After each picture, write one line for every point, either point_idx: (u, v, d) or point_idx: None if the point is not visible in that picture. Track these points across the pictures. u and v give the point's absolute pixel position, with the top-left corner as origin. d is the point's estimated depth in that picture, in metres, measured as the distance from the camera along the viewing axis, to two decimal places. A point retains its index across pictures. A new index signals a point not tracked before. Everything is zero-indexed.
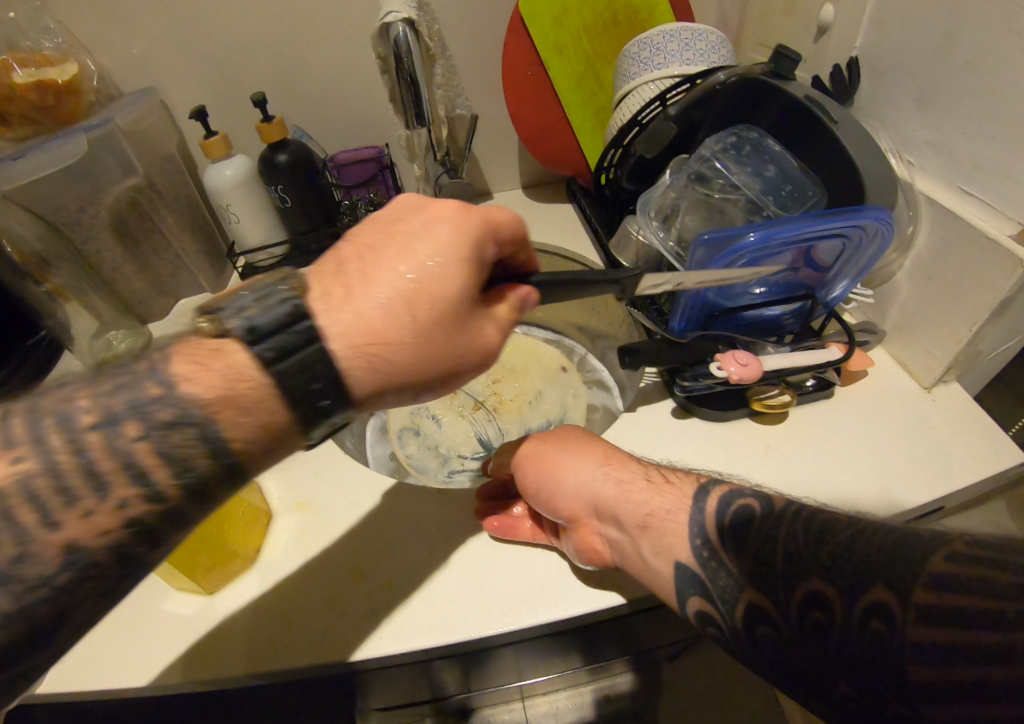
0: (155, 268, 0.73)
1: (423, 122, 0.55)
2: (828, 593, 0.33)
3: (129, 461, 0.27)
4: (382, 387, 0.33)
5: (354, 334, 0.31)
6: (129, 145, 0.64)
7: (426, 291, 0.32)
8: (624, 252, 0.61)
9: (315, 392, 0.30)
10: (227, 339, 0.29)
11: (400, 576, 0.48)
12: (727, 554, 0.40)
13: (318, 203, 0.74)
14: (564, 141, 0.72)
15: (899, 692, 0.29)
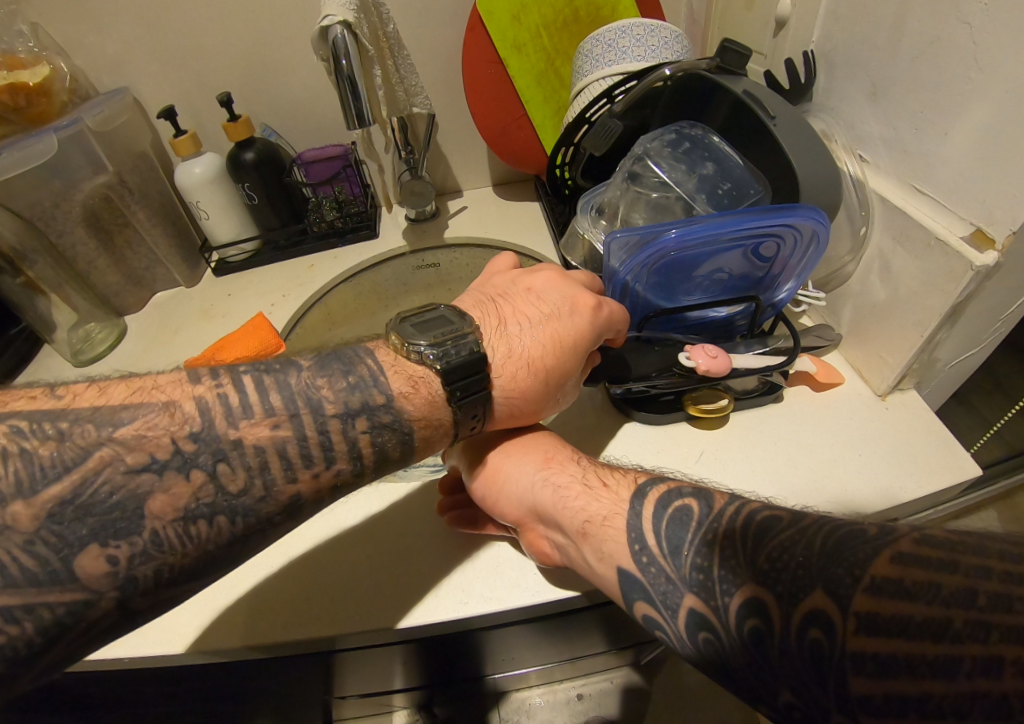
0: (129, 260, 0.76)
1: (364, 121, 0.55)
2: (769, 598, 0.31)
3: (355, 444, 0.36)
4: (509, 423, 0.45)
5: (508, 392, 0.42)
6: (97, 144, 0.67)
7: (559, 368, 0.44)
8: (571, 252, 0.60)
9: (470, 423, 0.41)
10: (431, 374, 0.39)
11: (345, 562, 0.49)
12: (665, 560, 0.38)
13: (286, 201, 0.76)
14: (525, 141, 0.72)
15: (839, 703, 0.27)
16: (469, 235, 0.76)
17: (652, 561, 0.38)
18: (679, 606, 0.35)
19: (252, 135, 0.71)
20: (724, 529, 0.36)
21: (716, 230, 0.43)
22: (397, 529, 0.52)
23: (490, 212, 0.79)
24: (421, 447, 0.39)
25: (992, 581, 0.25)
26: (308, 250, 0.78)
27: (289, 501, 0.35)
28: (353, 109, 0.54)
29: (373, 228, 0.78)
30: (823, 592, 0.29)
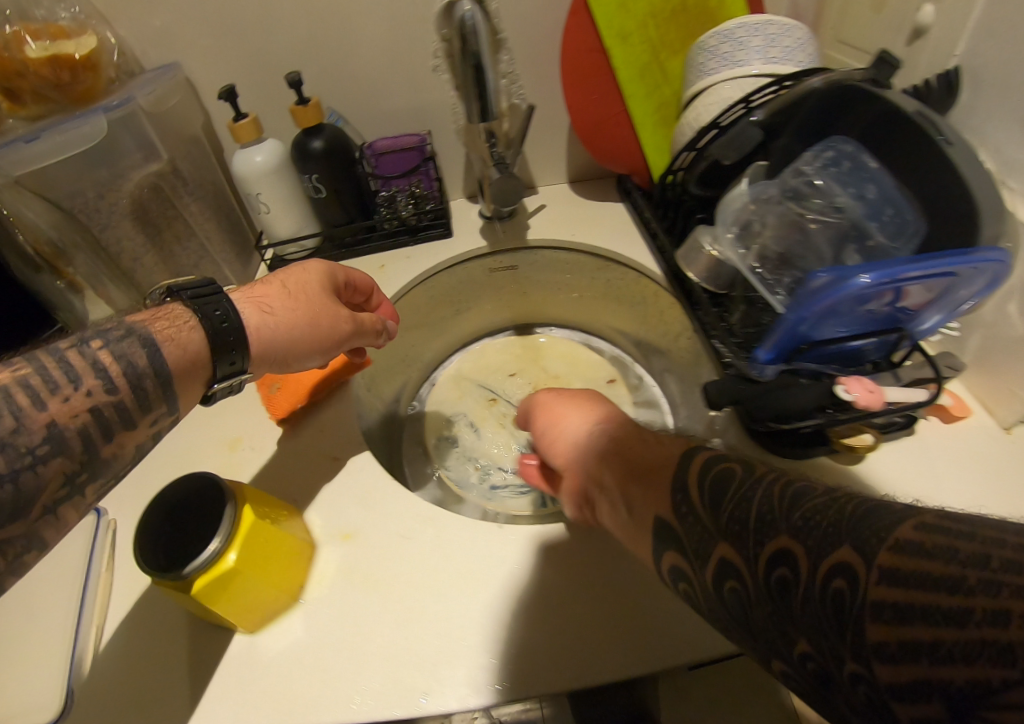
0: (178, 258, 0.68)
1: (486, 116, 0.49)
2: (797, 547, 0.26)
3: (96, 361, 0.38)
4: (265, 324, 0.48)
5: (253, 296, 0.50)
6: (151, 127, 0.60)
7: (298, 282, 0.53)
8: (691, 264, 0.56)
9: (219, 323, 0.45)
10: (175, 302, 0.45)
11: (468, 617, 0.43)
12: (702, 510, 0.33)
13: (356, 198, 0.69)
14: (621, 138, 0.67)
15: (854, 651, 0.23)
16: (565, 239, 0.68)
17: (689, 512, 0.34)
18: (710, 555, 0.31)
19: (322, 120, 0.65)
20: (756, 484, 0.31)
21: (899, 276, 0.40)
22: (525, 579, 0.45)
23: (572, 209, 0.73)
24: (174, 358, 0.41)
25: (1006, 548, 0.20)
26: (372, 250, 0.71)
27: (47, 433, 0.35)
28: (476, 102, 0.49)
29: (447, 227, 0.71)
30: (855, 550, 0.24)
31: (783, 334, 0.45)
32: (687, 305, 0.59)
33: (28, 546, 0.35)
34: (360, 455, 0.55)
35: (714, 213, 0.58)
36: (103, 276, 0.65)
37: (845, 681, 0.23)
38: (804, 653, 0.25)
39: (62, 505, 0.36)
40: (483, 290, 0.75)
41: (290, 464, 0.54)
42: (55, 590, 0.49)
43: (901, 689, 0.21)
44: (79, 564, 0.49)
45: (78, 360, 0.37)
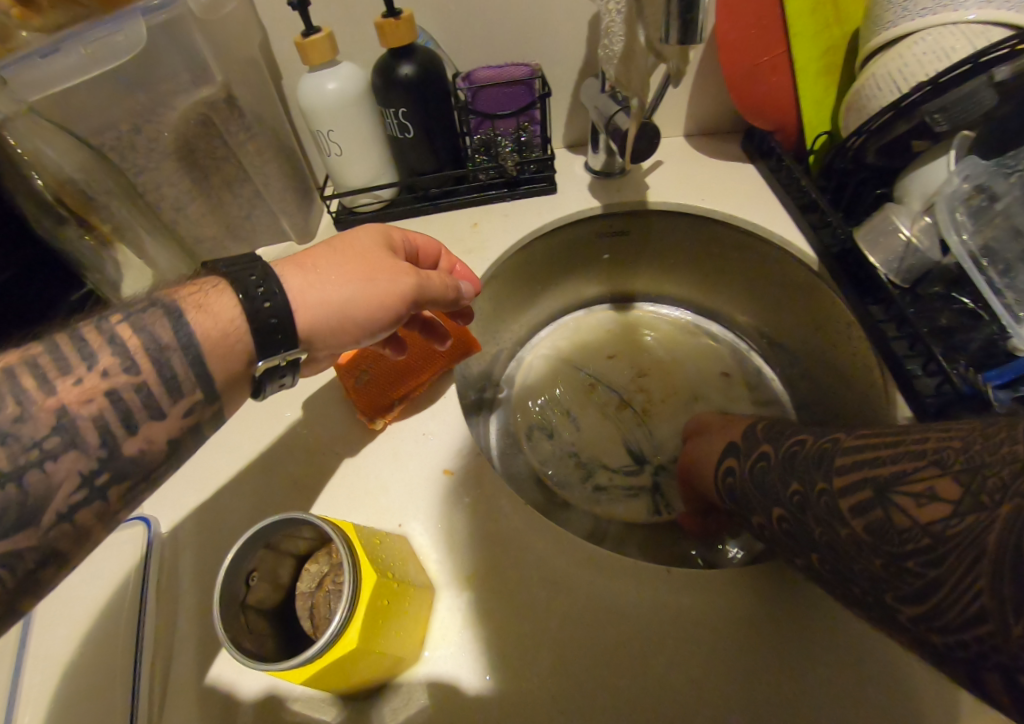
0: (227, 208, 0.56)
1: (685, 38, 0.37)
2: (810, 436, 0.39)
3: (114, 337, 0.28)
4: (311, 300, 0.33)
5: (293, 260, 0.35)
6: (202, 38, 0.45)
7: (349, 239, 0.38)
8: (875, 248, 0.49)
9: (255, 290, 0.31)
10: (201, 272, 0.33)
11: (631, 684, 0.36)
12: (761, 437, 0.43)
13: (448, 139, 0.56)
14: (775, 87, 0.55)
15: (826, 475, 0.35)
16: (691, 204, 0.58)
17: (753, 440, 0.44)
18: (754, 452, 0.42)
19: (413, 40, 0.51)
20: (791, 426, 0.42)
21: None
22: (695, 636, 0.38)
23: (696, 167, 0.62)
24: (205, 333, 0.30)
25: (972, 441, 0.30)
26: (463, 206, 0.59)
27: (57, 424, 0.26)
28: (679, 16, 0.36)
29: (553, 183, 0.59)
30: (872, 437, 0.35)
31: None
32: (852, 295, 0.51)
33: (47, 567, 0.26)
34: (477, 468, 0.45)
35: (898, 189, 0.50)
36: (135, 225, 0.51)
37: (816, 496, 0.35)
38: (795, 491, 0.36)
39: (84, 515, 0.27)
40: (580, 256, 0.64)
41: (392, 478, 0.45)
42: (95, 615, 0.40)
43: (857, 486, 0.33)
44: (121, 590, 0.40)
45: (94, 337, 0.28)
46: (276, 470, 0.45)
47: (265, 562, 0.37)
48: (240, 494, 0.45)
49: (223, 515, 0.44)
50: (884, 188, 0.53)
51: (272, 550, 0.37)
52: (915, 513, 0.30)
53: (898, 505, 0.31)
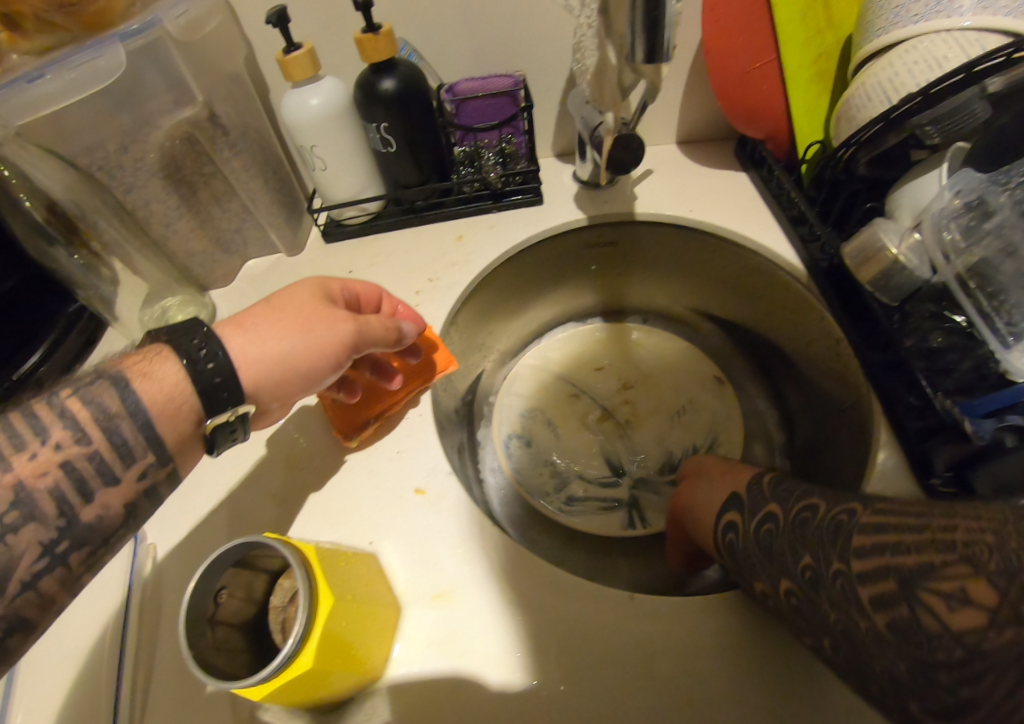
0: (216, 223, 0.57)
1: (653, 57, 0.36)
2: (820, 499, 0.36)
3: (63, 411, 0.30)
4: (253, 359, 0.35)
5: (234, 321, 0.37)
6: (180, 59, 0.46)
7: (285, 294, 0.39)
8: (863, 269, 0.46)
9: (198, 353, 0.33)
10: (147, 339, 0.35)
11: (593, 706, 0.37)
12: (766, 487, 0.41)
13: (432, 152, 0.56)
14: (767, 95, 0.54)
15: (840, 554, 0.32)
16: (678, 215, 0.57)
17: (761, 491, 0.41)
18: (760, 507, 0.39)
19: (393, 54, 0.50)
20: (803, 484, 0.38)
21: None
22: (661, 666, 0.38)
23: (688, 177, 0.60)
24: (151, 399, 0.32)
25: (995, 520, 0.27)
26: (448, 218, 0.59)
27: (14, 496, 0.28)
28: (643, 36, 0.35)
29: (540, 194, 0.58)
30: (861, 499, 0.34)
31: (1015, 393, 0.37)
32: (842, 312, 0.49)
33: (16, 636, 0.29)
34: (450, 489, 0.45)
35: (889, 201, 0.48)
36: (124, 243, 0.52)
37: (829, 576, 0.32)
38: (805, 565, 0.34)
39: (47, 583, 0.29)
40: (564, 266, 0.64)
41: (367, 496, 0.45)
42: (83, 637, 0.42)
43: (870, 572, 0.30)
44: (106, 614, 0.42)
45: (45, 412, 0.30)
46: (255, 485, 0.46)
47: (234, 579, 0.38)
48: (221, 508, 0.46)
49: (204, 529, 0.45)
50: (876, 199, 0.51)
51: (242, 569, 0.38)
52: (945, 617, 0.27)
53: (922, 602, 0.28)
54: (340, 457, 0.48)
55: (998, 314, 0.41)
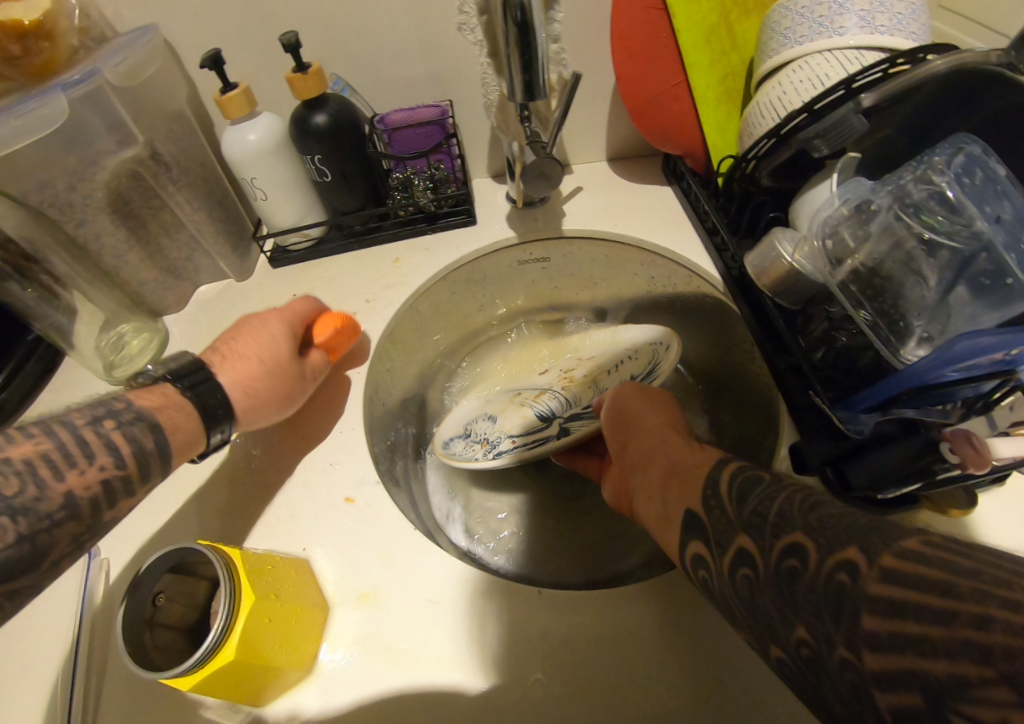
0: (166, 253, 0.60)
1: (532, 93, 0.40)
2: (807, 539, 0.26)
3: (109, 442, 0.36)
4: (247, 408, 0.45)
5: (236, 369, 0.45)
6: (120, 103, 0.50)
7: (278, 345, 0.47)
8: (763, 273, 0.48)
9: (212, 399, 0.42)
10: (165, 380, 0.41)
11: (507, 689, 0.39)
12: (729, 504, 0.33)
13: (367, 179, 0.59)
14: (679, 115, 0.57)
15: (846, 640, 0.23)
16: (603, 230, 0.61)
17: (717, 502, 0.34)
18: (728, 545, 0.31)
19: (324, 90, 0.54)
20: (782, 492, 0.31)
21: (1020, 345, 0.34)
22: (573, 657, 0.40)
23: (615, 193, 0.63)
24: (179, 443, 0.40)
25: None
26: (387, 241, 0.62)
27: (65, 501, 0.33)
28: (520, 76, 0.39)
29: (472, 214, 0.61)
30: (801, 488, 0.31)
31: (881, 387, 0.40)
32: (752, 317, 0.52)
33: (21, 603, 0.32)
34: (378, 498, 0.48)
35: (790, 213, 0.51)
36: (75, 275, 0.55)
37: (833, 666, 0.24)
38: (799, 641, 0.26)
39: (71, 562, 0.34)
40: (502, 276, 0.66)
41: (300, 506, 0.48)
42: (36, 648, 0.44)
43: (889, 678, 0.21)
44: (64, 628, 0.44)
45: (92, 438, 0.35)
46: (194, 500, 0.49)
47: (173, 585, 0.38)
48: (163, 524, 0.48)
49: (142, 544, 0.47)
50: (779, 210, 0.54)
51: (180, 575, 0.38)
52: None
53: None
54: (276, 470, 0.50)
55: (886, 330, 0.42)
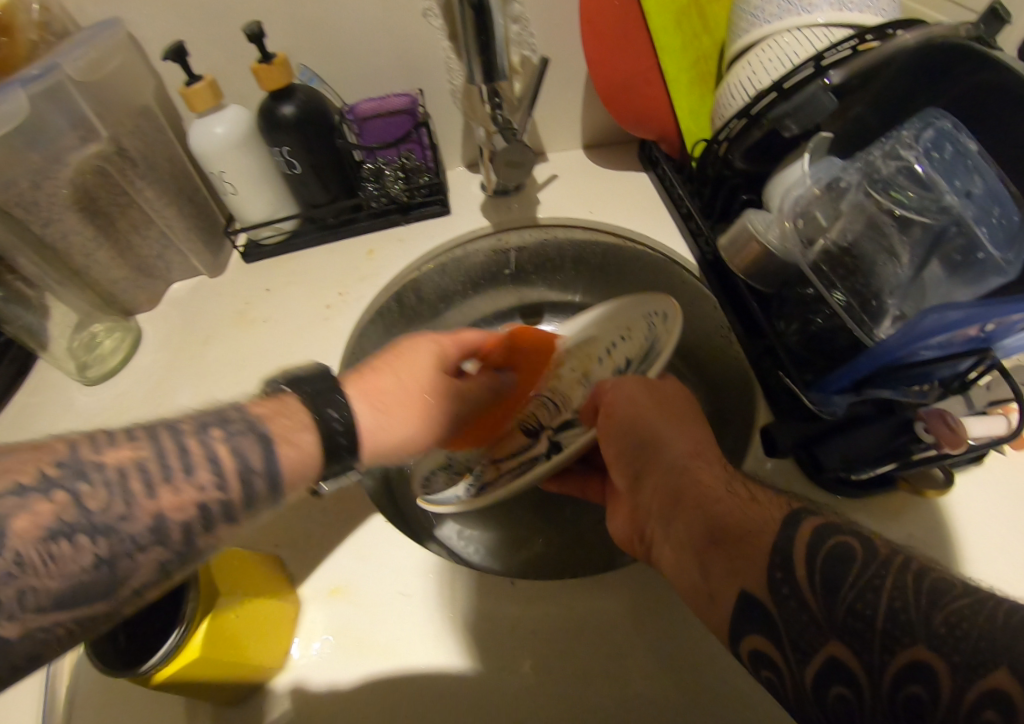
0: (137, 251, 0.59)
1: (493, 74, 0.39)
2: (933, 662, 0.24)
3: (214, 455, 0.32)
4: (382, 439, 0.42)
5: (377, 394, 0.43)
6: (83, 98, 0.49)
7: (418, 374, 0.45)
8: (735, 254, 0.48)
9: (332, 420, 0.37)
10: (287, 390, 0.38)
11: (480, 679, 0.39)
12: (815, 597, 0.30)
13: (337, 170, 0.58)
14: (651, 99, 0.56)
15: None
16: (579, 217, 0.60)
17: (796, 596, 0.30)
18: (815, 651, 0.29)
19: (291, 81, 0.53)
20: (875, 574, 0.28)
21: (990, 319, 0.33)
22: (548, 647, 0.40)
23: (590, 181, 0.63)
24: (288, 464, 0.35)
25: None
26: (360, 233, 0.61)
27: (152, 524, 0.30)
28: (479, 59, 0.38)
29: (445, 204, 0.61)
30: (893, 566, 0.28)
31: (856, 366, 0.39)
32: (726, 300, 0.52)
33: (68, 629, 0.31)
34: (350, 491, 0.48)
35: (763, 195, 0.50)
36: (44, 275, 0.54)
37: None
38: None
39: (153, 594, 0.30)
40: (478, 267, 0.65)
41: None
42: None
43: None
44: None
45: (197, 449, 0.32)
46: None
47: None
48: None
49: None
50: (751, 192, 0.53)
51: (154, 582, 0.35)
52: None
53: None
54: None
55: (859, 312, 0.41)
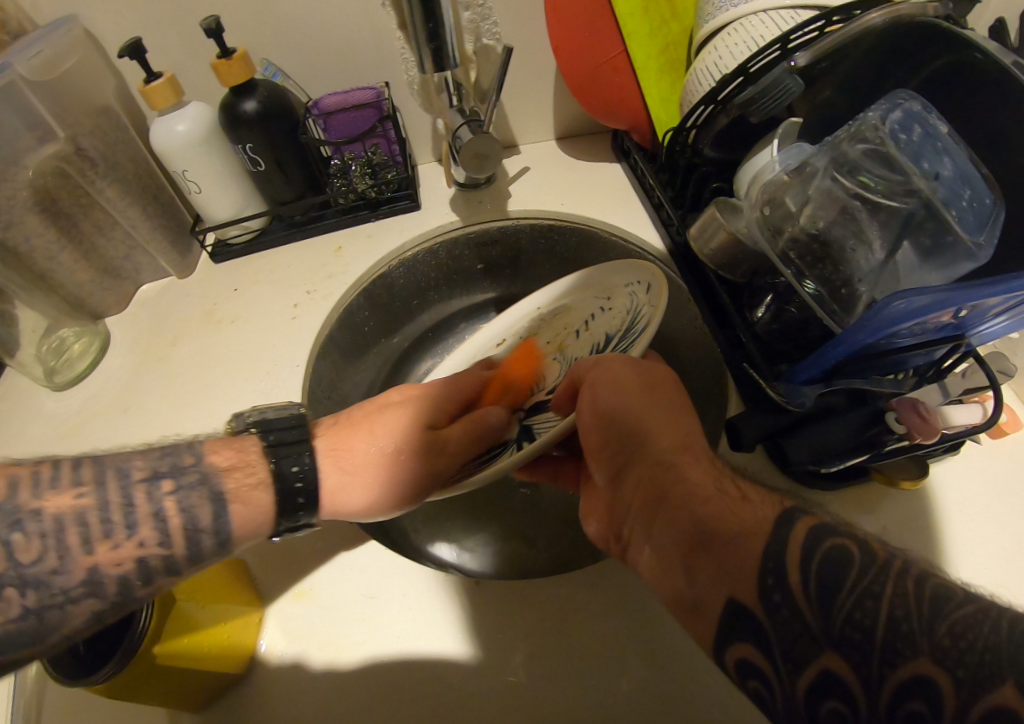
0: (102, 252, 0.58)
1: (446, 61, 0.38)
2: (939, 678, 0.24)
3: (158, 510, 0.35)
4: (344, 497, 0.41)
5: (343, 454, 0.43)
6: (37, 98, 0.48)
7: (389, 433, 0.44)
8: (705, 242, 0.47)
9: (291, 472, 0.39)
10: (251, 435, 0.40)
11: (443, 680, 0.38)
12: (808, 605, 0.28)
13: (302, 166, 0.57)
14: (620, 87, 0.55)
15: None
16: (551, 210, 0.59)
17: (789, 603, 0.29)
18: (810, 664, 0.27)
19: (252, 75, 0.52)
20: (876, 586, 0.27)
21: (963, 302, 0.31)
22: (516, 649, 0.39)
23: (562, 172, 0.62)
24: (239, 519, 0.37)
25: None
26: (328, 230, 0.61)
27: None
28: (428, 46, 0.37)
29: (415, 198, 0.60)
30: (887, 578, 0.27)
31: (825, 355, 0.37)
32: (697, 290, 0.51)
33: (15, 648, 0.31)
34: None
35: (734, 183, 0.49)
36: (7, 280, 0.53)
37: None
38: None
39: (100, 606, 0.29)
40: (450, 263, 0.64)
41: None
42: None
43: None
44: None
45: (140, 502, 0.35)
46: None
47: None
48: None
49: None
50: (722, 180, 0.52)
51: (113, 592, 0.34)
52: None
53: None
54: None
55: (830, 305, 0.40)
